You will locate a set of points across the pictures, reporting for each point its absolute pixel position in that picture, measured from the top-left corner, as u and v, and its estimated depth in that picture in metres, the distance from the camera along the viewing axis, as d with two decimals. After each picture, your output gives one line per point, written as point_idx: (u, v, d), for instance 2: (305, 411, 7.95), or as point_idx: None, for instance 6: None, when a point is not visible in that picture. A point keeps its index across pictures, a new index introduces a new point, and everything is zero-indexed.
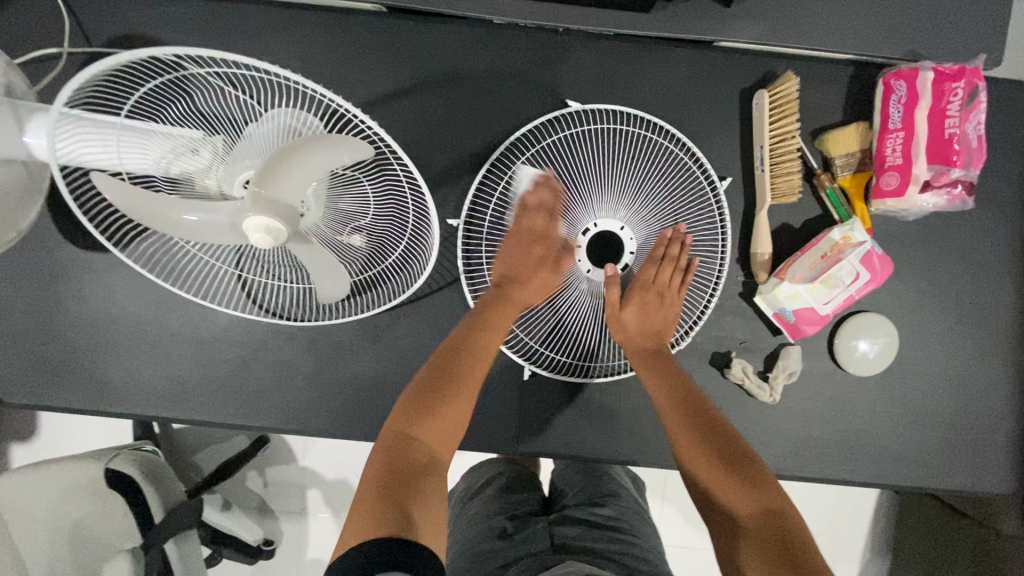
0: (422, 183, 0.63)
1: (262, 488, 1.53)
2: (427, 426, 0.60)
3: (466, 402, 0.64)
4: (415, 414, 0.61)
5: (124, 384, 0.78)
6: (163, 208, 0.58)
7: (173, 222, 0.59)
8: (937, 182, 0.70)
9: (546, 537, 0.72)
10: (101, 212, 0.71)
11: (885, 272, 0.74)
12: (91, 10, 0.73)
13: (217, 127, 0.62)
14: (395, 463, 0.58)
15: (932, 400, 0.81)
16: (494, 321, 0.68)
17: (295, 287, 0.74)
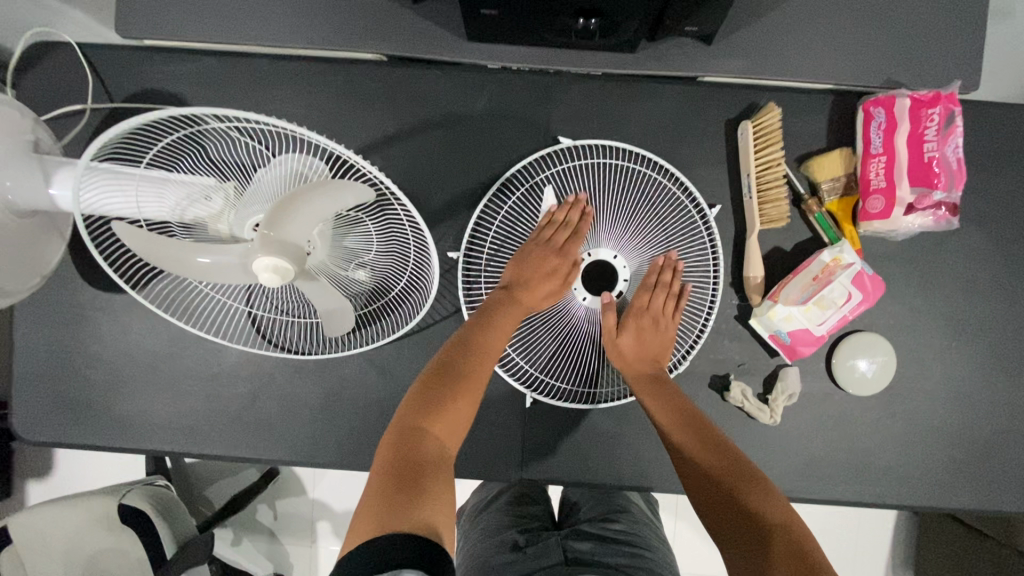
0: (421, 221, 0.66)
1: (274, 520, 1.54)
2: (436, 423, 0.62)
3: (470, 405, 0.65)
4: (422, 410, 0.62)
5: (138, 420, 0.81)
6: (179, 252, 0.62)
7: (188, 264, 0.62)
8: (921, 205, 0.71)
9: (557, 552, 0.78)
10: (118, 255, 0.74)
11: (876, 291, 0.75)
12: (114, 69, 0.79)
13: (229, 175, 0.66)
14: (406, 455, 0.58)
15: (934, 417, 0.81)
16: (499, 321, 0.69)
17: (303, 322, 0.77)
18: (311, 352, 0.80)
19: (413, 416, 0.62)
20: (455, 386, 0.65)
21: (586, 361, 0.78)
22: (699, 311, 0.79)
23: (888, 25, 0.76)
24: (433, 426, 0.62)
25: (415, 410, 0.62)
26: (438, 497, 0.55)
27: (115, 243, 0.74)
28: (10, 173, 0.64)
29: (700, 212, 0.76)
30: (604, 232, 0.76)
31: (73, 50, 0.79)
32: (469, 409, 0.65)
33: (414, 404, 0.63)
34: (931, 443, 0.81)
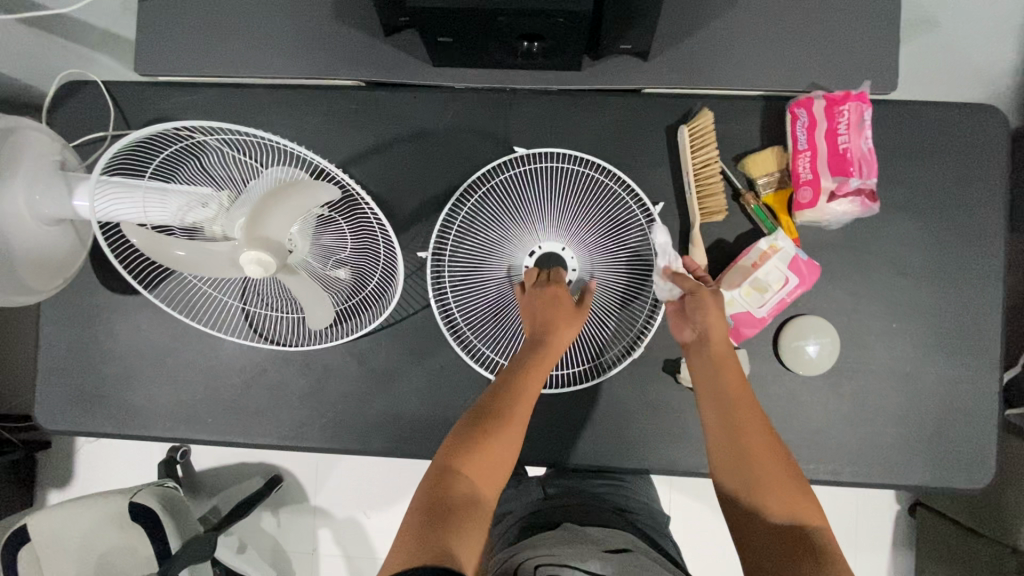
0: (385, 220, 0.75)
1: (277, 526, 1.61)
2: (468, 462, 0.67)
3: (507, 452, 0.70)
4: (455, 452, 0.68)
5: (145, 408, 0.90)
6: (177, 249, 0.72)
7: (184, 260, 0.73)
8: (841, 192, 0.78)
9: (536, 488, 0.90)
10: (132, 260, 0.86)
11: (812, 275, 0.81)
12: (133, 102, 0.92)
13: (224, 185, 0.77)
14: (440, 496, 0.64)
15: (880, 396, 0.85)
16: (535, 371, 0.74)
17: (290, 317, 0.86)
18: (297, 344, 0.88)
19: (448, 456, 0.68)
20: (486, 427, 0.70)
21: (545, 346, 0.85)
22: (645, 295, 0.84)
23: (810, 35, 0.84)
24: (471, 468, 0.67)
25: (452, 451, 0.68)
26: (464, 534, 0.61)
27: (130, 249, 0.86)
28: (38, 188, 0.75)
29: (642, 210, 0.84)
30: (554, 222, 0.83)
31: (97, 86, 0.91)
32: (504, 458, 0.70)
33: (450, 446, 0.69)
34: (880, 421, 0.85)
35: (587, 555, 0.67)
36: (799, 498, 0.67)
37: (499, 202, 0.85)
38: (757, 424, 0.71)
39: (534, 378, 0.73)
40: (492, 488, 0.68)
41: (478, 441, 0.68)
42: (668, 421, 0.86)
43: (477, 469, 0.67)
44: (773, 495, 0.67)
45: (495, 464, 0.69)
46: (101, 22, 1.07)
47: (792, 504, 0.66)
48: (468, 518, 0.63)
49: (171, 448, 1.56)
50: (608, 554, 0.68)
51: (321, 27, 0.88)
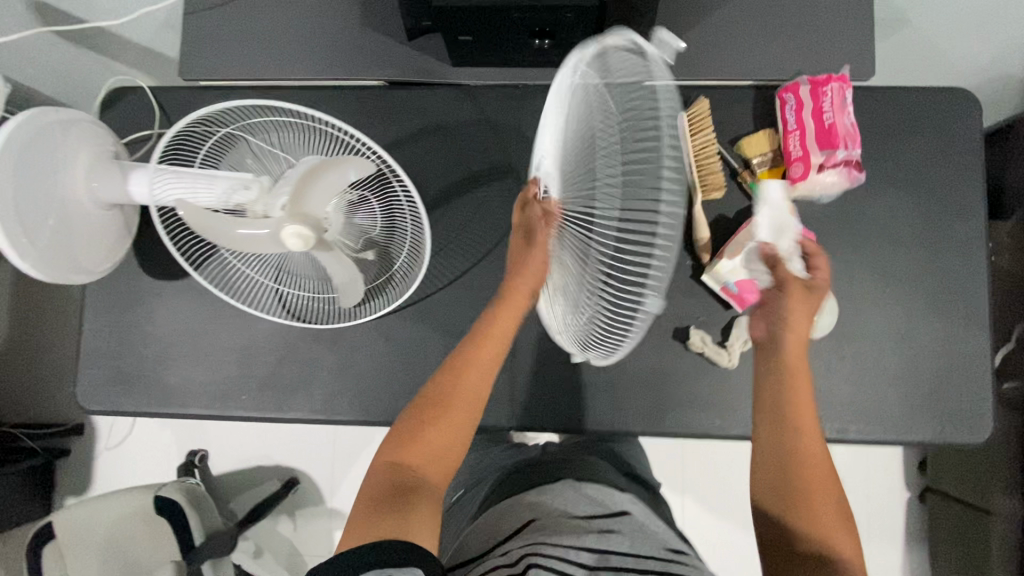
0: (415, 192, 0.81)
1: (293, 529, 1.62)
2: (413, 446, 0.76)
3: (448, 436, 0.77)
4: (403, 436, 0.76)
5: (183, 388, 0.95)
6: (225, 225, 0.79)
7: (232, 239, 0.80)
8: (831, 163, 0.85)
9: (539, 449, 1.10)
10: (182, 241, 0.92)
11: (809, 241, 0.86)
12: (175, 104, 1.00)
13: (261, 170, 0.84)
14: (393, 477, 0.74)
15: (879, 357, 0.90)
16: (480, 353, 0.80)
17: (320, 297, 0.92)
18: (325, 322, 0.93)
19: (398, 438, 0.77)
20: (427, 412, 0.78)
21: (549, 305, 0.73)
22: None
23: (793, 30, 0.92)
24: (418, 453, 0.75)
25: (403, 435, 0.77)
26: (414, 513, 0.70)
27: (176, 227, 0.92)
28: (97, 174, 0.82)
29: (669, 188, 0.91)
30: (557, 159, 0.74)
31: (143, 91, 0.99)
32: (445, 438, 0.77)
33: (402, 428, 0.77)
34: (880, 381, 0.90)
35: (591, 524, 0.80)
36: (833, 522, 0.70)
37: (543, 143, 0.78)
38: (815, 452, 0.73)
39: (478, 359, 0.79)
40: (436, 467, 0.76)
41: (420, 426, 0.77)
42: (681, 385, 0.91)
43: (421, 451, 0.76)
44: (803, 514, 0.70)
45: (438, 445, 0.76)
46: (141, 39, 1.17)
47: (825, 528, 0.70)
48: (416, 497, 0.72)
49: (189, 452, 1.58)
50: (609, 520, 0.82)
51: (349, 33, 0.96)
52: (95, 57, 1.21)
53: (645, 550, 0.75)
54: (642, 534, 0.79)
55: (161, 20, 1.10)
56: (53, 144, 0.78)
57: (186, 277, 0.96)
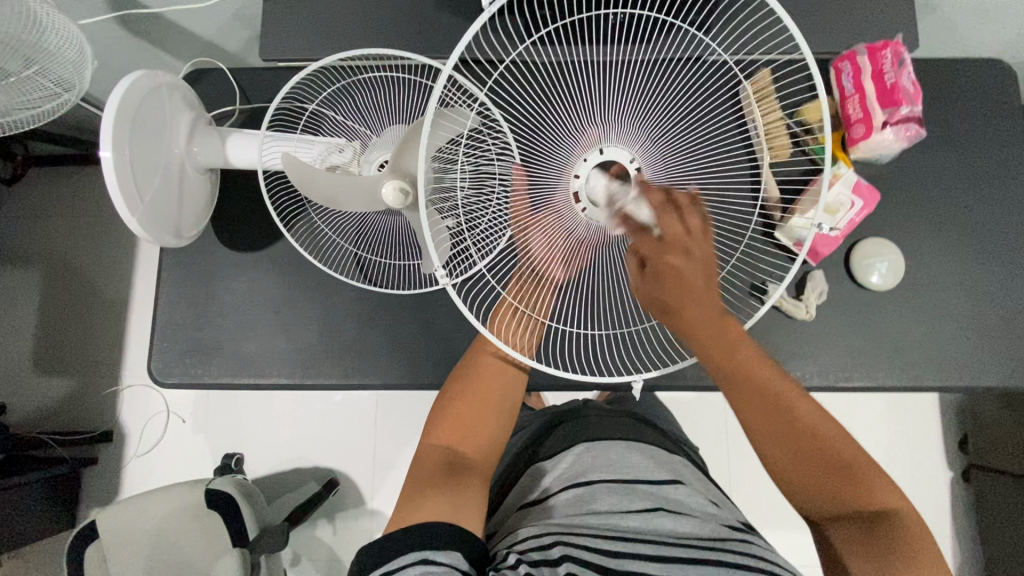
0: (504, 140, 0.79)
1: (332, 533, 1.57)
2: (448, 431, 0.80)
3: (481, 421, 0.82)
4: (440, 422, 0.81)
5: (262, 358, 0.94)
6: (321, 178, 0.80)
7: (329, 197, 0.82)
8: (894, 120, 0.90)
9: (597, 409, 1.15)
10: (277, 199, 0.94)
11: (874, 197, 0.92)
12: (253, 85, 1.02)
13: (356, 133, 0.88)
14: (442, 458, 0.78)
15: (946, 308, 0.94)
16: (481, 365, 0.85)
17: (400, 264, 0.94)
18: (402, 288, 0.95)
19: (437, 421, 0.82)
20: (456, 401, 0.82)
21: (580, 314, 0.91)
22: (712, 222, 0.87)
23: None
24: (459, 436, 0.80)
25: (440, 422, 0.81)
26: (463, 494, 0.72)
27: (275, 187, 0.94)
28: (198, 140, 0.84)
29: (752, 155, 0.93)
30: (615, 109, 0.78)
31: (224, 72, 1.01)
32: (478, 422, 0.81)
33: (439, 410, 0.83)
34: (950, 330, 0.93)
35: (634, 499, 0.74)
36: (877, 482, 0.66)
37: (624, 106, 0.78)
38: (818, 429, 0.66)
39: (491, 368, 0.84)
40: (474, 448, 0.80)
41: (451, 411, 0.82)
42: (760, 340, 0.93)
43: (459, 431, 0.80)
44: (828, 496, 0.66)
45: (474, 431, 0.81)
46: (208, 33, 1.20)
47: (865, 492, 0.65)
48: (464, 477, 0.75)
49: (225, 456, 1.52)
50: (653, 489, 0.76)
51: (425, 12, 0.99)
52: (158, 50, 1.24)
53: (691, 531, 0.70)
54: (682, 509, 0.73)
55: (232, 11, 1.14)
56: (164, 105, 0.79)
57: (266, 248, 0.96)
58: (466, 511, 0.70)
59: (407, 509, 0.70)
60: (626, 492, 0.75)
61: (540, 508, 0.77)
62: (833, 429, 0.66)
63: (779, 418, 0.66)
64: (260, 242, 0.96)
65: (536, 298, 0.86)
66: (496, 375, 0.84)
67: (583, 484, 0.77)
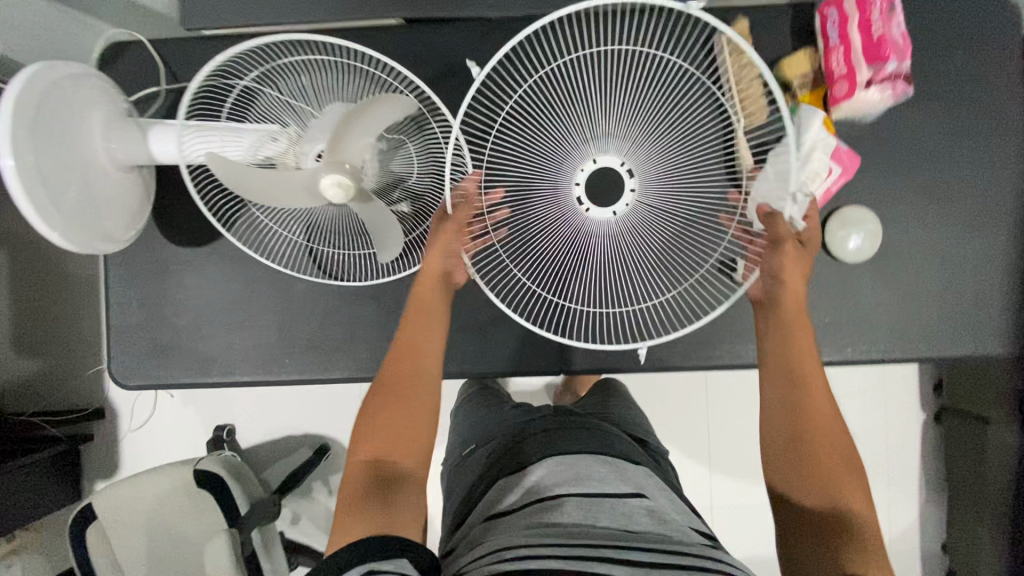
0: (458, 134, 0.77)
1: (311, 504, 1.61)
2: (384, 428, 0.76)
3: (420, 412, 0.77)
4: (376, 413, 0.76)
5: (221, 356, 0.92)
6: (248, 175, 0.74)
7: (266, 194, 0.77)
8: (878, 78, 0.82)
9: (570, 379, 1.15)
10: (209, 196, 0.88)
11: (853, 163, 0.86)
12: (180, 59, 0.92)
13: (287, 118, 0.79)
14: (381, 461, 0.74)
15: (922, 278, 0.91)
16: (416, 348, 0.81)
17: (353, 253, 0.90)
18: (358, 279, 0.91)
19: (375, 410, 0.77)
20: (391, 394, 0.77)
21: (595, 294, 0.90)
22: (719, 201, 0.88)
23: None
24: (395, 437, 0.75)
25: (375, 416, 0.76)
26: (405, 500, 0.72)
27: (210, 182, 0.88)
28: (114, 134, 0.77)
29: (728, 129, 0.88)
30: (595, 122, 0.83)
31: (144, 46, 0.92)
32: (415, 417, 0.77)
33: (374, 401, 0.78)
34: (924, 301, 0.91)
35: (604, 516, 0.64)
36: (853, 493, 0.71)
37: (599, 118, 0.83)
38: (829, 427, 0.74)
39: (424, 347, 0.81)
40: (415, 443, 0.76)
41: (385, 406, 0.77)
42: (729, 318, 0.91)
43: (396, 424, 0.76)
44: (799, 481, 0.73)
45: (410, 425, 0.76)
46: None
47: (843, 496, 0.70)
48: (403, 479, 0.73)
49: (216, 428, 1.55)
50: (619, 505, 0.66)
51: None
52: (76, 12, 1.11)
53: (662, 535, 0.62)
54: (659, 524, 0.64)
55: None
56: (68, 102, 0.72)
57: (212, 243, 0.92)
58: (408, 521, 0.70)
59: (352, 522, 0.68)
60: (600, 507, 0.65)
61: (507, 519, 0.66)
62: (839, 433, 0.74)
63: (795, 387, 0.76)
64: (204, 236, 0.92)
65: (557, 283, 0.91)
66: (434, 357, 0.81)
67: (548, 499, 0.67)
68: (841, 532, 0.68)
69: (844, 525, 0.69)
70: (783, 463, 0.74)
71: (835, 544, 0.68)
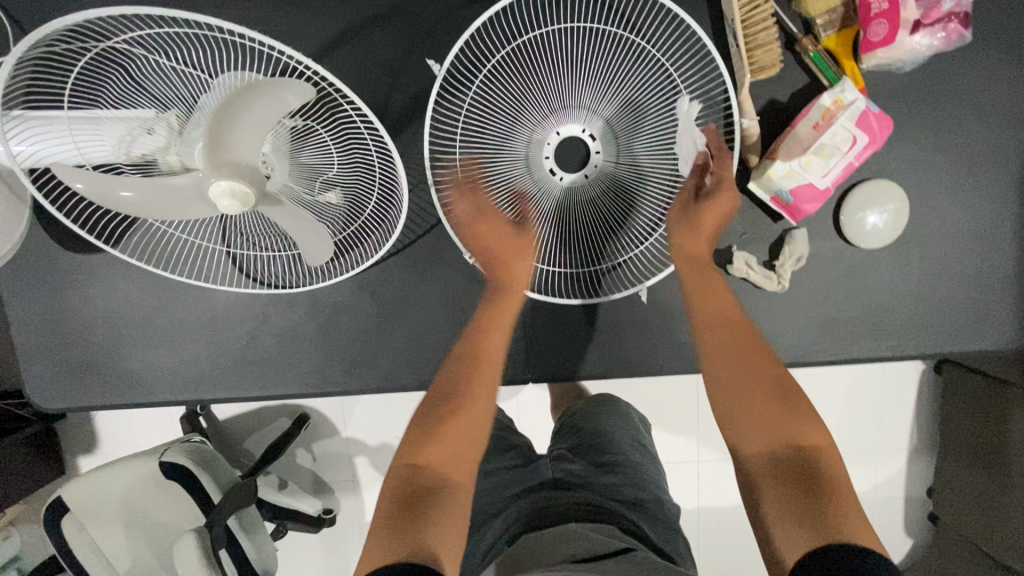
0: (380, 128, 0.61)
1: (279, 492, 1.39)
2: (448, 427, 0.61)
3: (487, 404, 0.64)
4: (436, 410, 0.62)
5: (145, 374, 0.82)
6: (105, 185, 0.58)
7: (113, 197, 0.59)
8: (927, 20, 0.65)
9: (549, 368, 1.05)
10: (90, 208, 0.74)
11: (884, 130, 0.68)
12: (28, 15, 0.73)
13: (152, 99, 0.61)
14: (427, 470, 0.57)
15: (951, 262, 0.77)
16: (493, 329, 0.68)
17: (282, 256, 0.76)
18: (294, 284, 0.78)
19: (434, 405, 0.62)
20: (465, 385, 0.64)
21: (557, 250, 0.77)
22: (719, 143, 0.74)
23: None
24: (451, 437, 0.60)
25: (433, 411, 0.62)
26: (446, 516, 0.53)
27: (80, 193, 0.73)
28: None
29: (715, 71, 0.74)
30: (553, 86, 0.71)
31: None
32: (476, 416, 0.62)
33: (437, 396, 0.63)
34: (951, 288, 0.77)
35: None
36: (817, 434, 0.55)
37: (557, 80, 0.71)
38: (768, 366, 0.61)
39: (496, 327, 0.68)
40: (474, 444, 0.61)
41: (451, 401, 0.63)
42: None
43: (464, 427, 0.61)
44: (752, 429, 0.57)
45: (471, 420, 0.62)
46: None
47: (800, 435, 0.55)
48: (453, 486, 0.57)
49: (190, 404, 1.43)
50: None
51: None
52: None
53: None
54: None
55: None
56: None
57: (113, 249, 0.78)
58: (455, 544, 0.52)
59: (394, 543, 0.50)
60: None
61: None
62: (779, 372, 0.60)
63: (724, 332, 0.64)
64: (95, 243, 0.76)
65: None
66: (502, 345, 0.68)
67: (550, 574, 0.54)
68: (812, 500, 0.50)
69: (816, 491, 0.50)
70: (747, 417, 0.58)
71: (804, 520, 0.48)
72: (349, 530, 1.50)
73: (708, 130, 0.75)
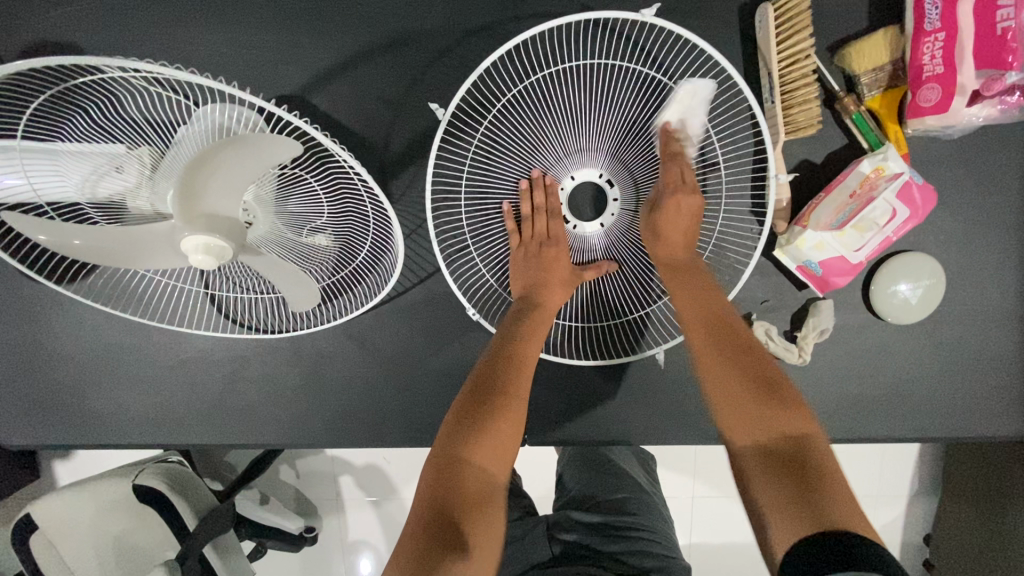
0: (377, 188, 0.54)
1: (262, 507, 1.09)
2: (472, 447, 0.53)
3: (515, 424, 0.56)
4: (460, 420, 0.55)
5: (113, 415, 0.76)
6: (63, 233, 0.52)
7: (63, 244, 0.53)
8: (989, 92, 0.58)
9: None
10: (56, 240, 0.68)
11: (927, 203, 0.63)
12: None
13: (118, 135, 0.54)
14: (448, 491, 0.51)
15: (989, 341, 0.71)
16: (526, 335, 0.62)
17: (265, 298, 0.70)
18: (281, 329, 0.72)
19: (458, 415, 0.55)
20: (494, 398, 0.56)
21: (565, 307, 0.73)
22: (746, 207, 0.69)
23: None
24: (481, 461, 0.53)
25: (458, 423, 0.55)
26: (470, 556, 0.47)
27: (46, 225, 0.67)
28: None
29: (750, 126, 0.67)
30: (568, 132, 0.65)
31: None
32: (507, 439, 0.55)
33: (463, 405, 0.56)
34: (988, 368, 0.71)
35: None
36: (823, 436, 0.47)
37: (573, 124, 0.64)
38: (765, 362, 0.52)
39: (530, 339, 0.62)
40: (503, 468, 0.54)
41: (475, 415, 0.55)
42: None
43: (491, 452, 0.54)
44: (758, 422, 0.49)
45: (500, 445, 0.54)
46: None
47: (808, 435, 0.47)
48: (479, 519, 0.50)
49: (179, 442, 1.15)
50: None
51: None
52: None
53: None
54: None
55: None
56: None
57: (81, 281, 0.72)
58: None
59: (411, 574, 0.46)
60: None
61: None
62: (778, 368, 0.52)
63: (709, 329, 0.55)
64: (56, 280, 0.71)
65: None
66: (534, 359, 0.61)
67: None
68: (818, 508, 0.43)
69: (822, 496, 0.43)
70: (740, 417, 0.50)
71: (801, 507, 0.43)
72: (339, 562, 1.20)
73: (736, 188, 0.69)
